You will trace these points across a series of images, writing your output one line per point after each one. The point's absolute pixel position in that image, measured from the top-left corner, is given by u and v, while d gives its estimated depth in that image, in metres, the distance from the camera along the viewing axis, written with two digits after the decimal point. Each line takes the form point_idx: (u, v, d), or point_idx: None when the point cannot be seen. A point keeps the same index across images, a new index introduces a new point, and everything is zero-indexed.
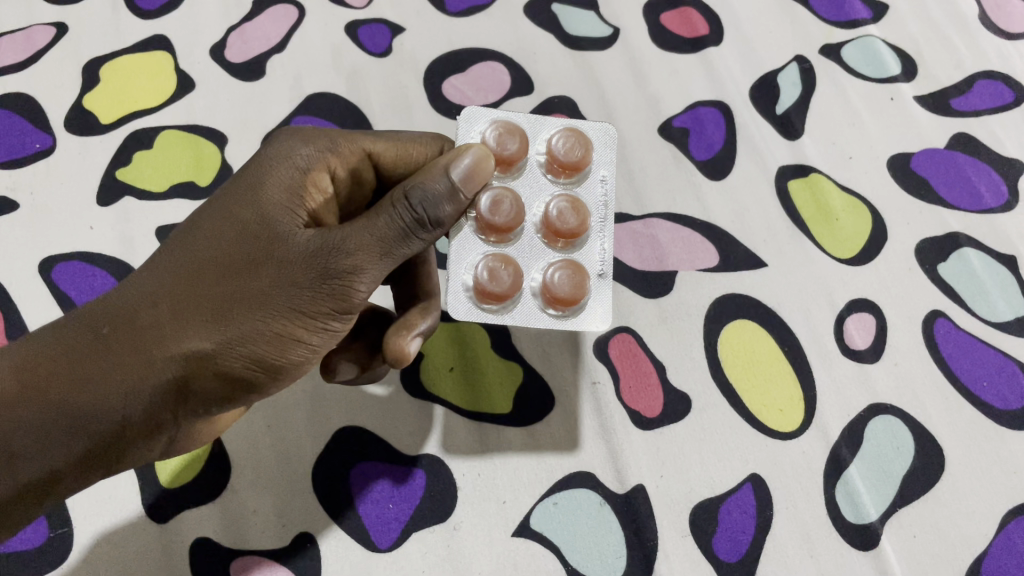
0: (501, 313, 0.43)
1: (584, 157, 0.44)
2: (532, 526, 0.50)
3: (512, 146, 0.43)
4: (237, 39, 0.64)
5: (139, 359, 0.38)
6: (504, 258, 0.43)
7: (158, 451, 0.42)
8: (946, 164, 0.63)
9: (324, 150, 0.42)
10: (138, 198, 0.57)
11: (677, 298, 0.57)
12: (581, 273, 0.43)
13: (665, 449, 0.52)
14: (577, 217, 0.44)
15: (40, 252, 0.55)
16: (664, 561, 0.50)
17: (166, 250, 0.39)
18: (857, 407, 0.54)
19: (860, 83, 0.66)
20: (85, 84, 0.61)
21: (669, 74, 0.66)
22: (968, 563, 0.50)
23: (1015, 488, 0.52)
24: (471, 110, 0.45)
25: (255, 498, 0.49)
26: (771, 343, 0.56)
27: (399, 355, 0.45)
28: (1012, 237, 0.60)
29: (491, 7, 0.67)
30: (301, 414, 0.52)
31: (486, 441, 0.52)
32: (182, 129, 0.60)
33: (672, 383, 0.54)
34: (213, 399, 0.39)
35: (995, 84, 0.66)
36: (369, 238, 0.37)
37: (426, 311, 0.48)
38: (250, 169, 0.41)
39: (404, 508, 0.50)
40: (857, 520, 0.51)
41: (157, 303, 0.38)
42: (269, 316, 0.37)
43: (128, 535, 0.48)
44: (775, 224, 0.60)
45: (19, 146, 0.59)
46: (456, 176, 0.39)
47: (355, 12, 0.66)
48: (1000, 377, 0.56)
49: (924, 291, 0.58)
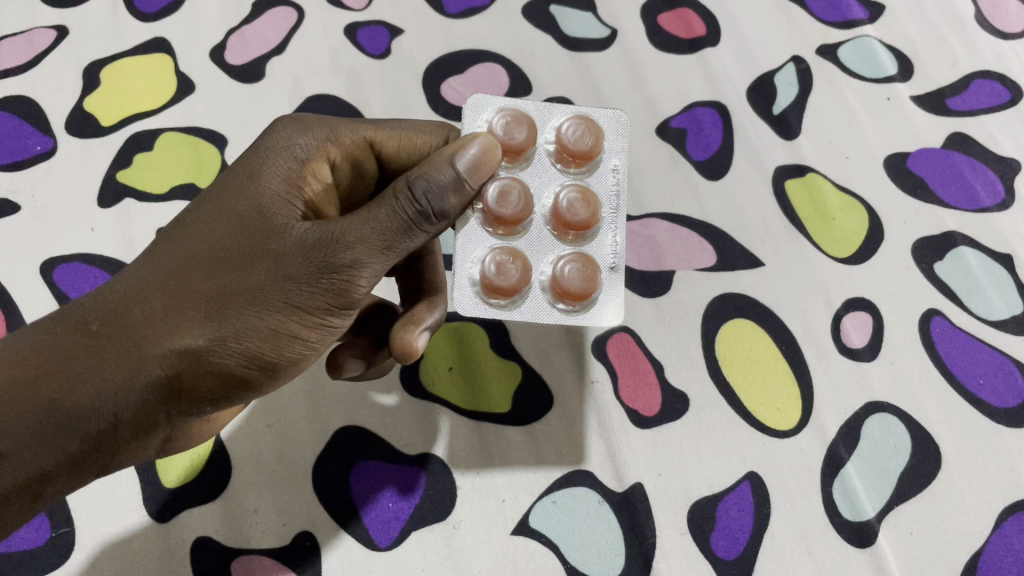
0: (510, 308, 0.43)
1: (595, 145, 0.44)
2: (532, 524, 0.50)
3: (519, 136, 0.44)
4: (237, 41, 0.64)
5: (131, 356, 0.38)
6: (512, 252, 0.43)
7: (155, 446, 0.43)
8: (942, 163, 0.63)
9: (323, 139, 0.43)
10: (138, 199, 0.58)
11: (675, 297, 0.57)
12: (591, 266, 0.44)
13: (663, 447, 0.53)
14: (588, 209, 0.44)
15: (40, 254, 0.56)
16: (662, 560, 0.50)
17: (160, 244, 0.40)
18: (854, 405, 0.55)
19: (856, 83, 0.66)
20: (86, 86, 0.62)
21: (667, 75, 0.66)
22: (964, 560, 0.51)
23: (1011, 485, 0.53)
24: (477, 98, 0.45)
25: (256, 497, 0.50)
26: (768, 341, 0.56)
27: (407, 350, 0.45)
28: (1008, 235, 0.60)
29: (489, 9, 0.67)
30: (302, 413, 0.52)
31: (485, 440, 0.52)
32: (182, 131, 0.60)
33: (669, 382, 0.55)
34: (208, 396, 0.40)
35: (992, 83, 0.66)
36: (369, 231, 0.38)
37: (433, 306, 0.48)
38: (248, 160, 0.41)
39: (404, 508, 0.50)
40: (854, 517, 0.52)
41: (150, 299, 0.38)
42: (265, 313, 0.38)
43: (130, 535, 0.48)
44: (772, 223, 0.60)
45: (20, 148, 0.59)
46: (461, 167, 0.39)
47: (355, 14, 0.66)
48: (996, 376, 0.56)
49: (921, 290, 0.58)
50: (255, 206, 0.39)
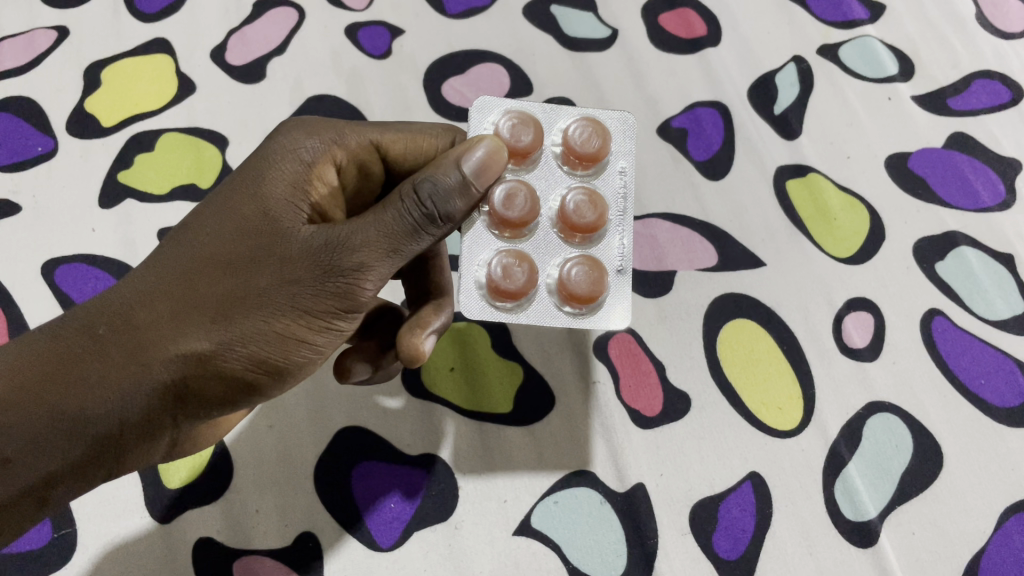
0: (516, 311, 0.43)
1: (602, 148, 0.44)
2: (533, 525, 0.50)
3: (526, 138, 0.44)
4: (238, 41, 0.64)
5: (137, 360, 0.38)
6: (518, 255, 0.43)
7: (160, 452, 0.43)
8: (943, 163, 0.63)
9: (329, 141, 0.43)
10: (139, 200, 0.58)
11: (676, 297, 0.57)
12: (598, 269, 0.44)
13: (664, 448, 0.53)
14: (595, 212, 0.44)
15: (41, 255, 0.55)
16: (664, 560, 0.50)
17: (167, 248, 0.40)
18: (856, 405, 0.55)
19: (857, 83, 0.66)
20: (87, 87, 0.62)
21: (667, 75, 0.66)
22: (966, 560, 0.51)
23: (1013, 485, 0.53)
24: (484, 100, 0.45)
25: (258, 498, 0.50)
26: (770, 341, 0.56)
27: (414, 354, 0.45)
28: (1009, 235, 0.60)
29: (490, 9, 0.67)
30: (304, 414, 0.52)
31: (487, 441, 0.52)
32: (183, 132, 0.60)
33: (671, 382, 0.55)
34: (214, 400, 0.40)
35: (992, 83, 0.66)
36: (376, 234, 0.38)
37: (439, 309, 0.48)
38: (253, 163, 0.41)
39: (405, 508, 0.50)
40: (856, 516, 0.52)
41: (156, 303, 0.38)
42: (272, 316, 0.38)
43: (133, 537, 0.48)
44: (773, 223, 0.60)
45: (21, 149, 0.59)
46: (467, 170, 0.39)
47: (355, 14, 0.66)
48: (997, 376, 0.56)
49: (922, 290, 0.58)
50: (260, 210, 0.39)
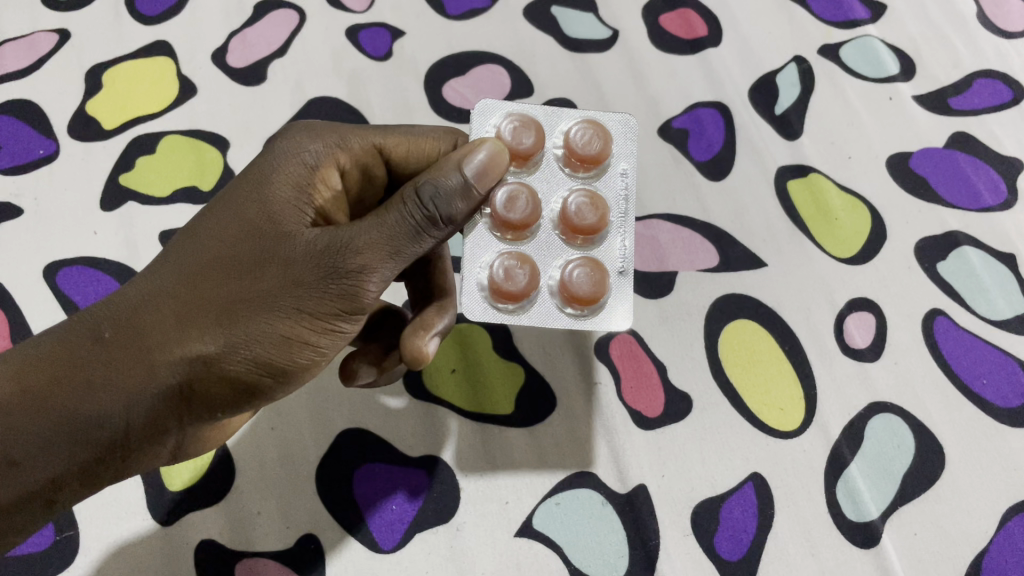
0: (518, 312, 0.43)
1: (603, 150, 0.44)
2: (535, 526, 0.50)
3: (527, 141, 0.44)
4: (238, 44, 0.64)
5: (143, 363, 0.38)
6: (520, 257, 0.43)
7: (165, 454, 0.43)
8: (944, 163, 0.63)
9: (333, 146, 0.43)
10: (140, 202, 0.58)
11: (677, 298, 0.57)
12: (600, 270, 0.43)
13: (666, 448, 0.53)
14: (596, 214, 0.44)
15: (43, 257, 0.56)
16: (666, 561, 0.50)
17: (172, 251, 0.40)
18: (857, 406, 0.55)
19: (858, 83, 0.66)
20: (88, 90, 0.62)
21: (668, 76, 0.66)
22: (968, 561, 0.51)
23: (1015, 485, 0.53)
24: (486, 103, 0.45)
25: (261, 499, 0.50)
26: (771, 342, 0.56)
27: (417, 354, 0.45)
28: (1011, 235, 0.60)
29: (491, 10, 0.67)
30: (305, 416, 0.52)
31: (488, 441, 0.52)
32: (184, 135, 0.60)
33: (672, 382, 0.55)
34: (218, 403, 0.40)
35: (994, 82, 0.66)
36: (378, 236, 0.38)
37: (443, 310, 0.48)
38: (257, 167, 0.41)
39: (408, 509, 0.50)
40: (858, 517, 0.52)
41: (161, 306, 0.38)
42: (275, 318, 0.38)
43: (136, 539, 0.48)
44: (774, 223, 0.60)
45: (23, 152, 0.59)
46: (469, 172, 0.40)
47: (355, 16, 0.66)
48: (999, 376, 0.56)
49: (923, 290, 0.58)
50: (265, 213, 0.39)
